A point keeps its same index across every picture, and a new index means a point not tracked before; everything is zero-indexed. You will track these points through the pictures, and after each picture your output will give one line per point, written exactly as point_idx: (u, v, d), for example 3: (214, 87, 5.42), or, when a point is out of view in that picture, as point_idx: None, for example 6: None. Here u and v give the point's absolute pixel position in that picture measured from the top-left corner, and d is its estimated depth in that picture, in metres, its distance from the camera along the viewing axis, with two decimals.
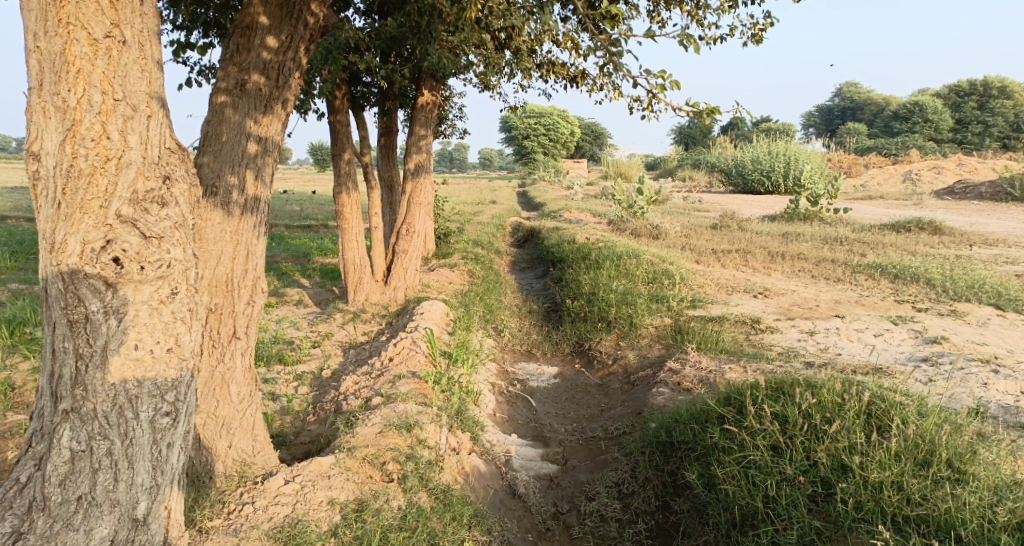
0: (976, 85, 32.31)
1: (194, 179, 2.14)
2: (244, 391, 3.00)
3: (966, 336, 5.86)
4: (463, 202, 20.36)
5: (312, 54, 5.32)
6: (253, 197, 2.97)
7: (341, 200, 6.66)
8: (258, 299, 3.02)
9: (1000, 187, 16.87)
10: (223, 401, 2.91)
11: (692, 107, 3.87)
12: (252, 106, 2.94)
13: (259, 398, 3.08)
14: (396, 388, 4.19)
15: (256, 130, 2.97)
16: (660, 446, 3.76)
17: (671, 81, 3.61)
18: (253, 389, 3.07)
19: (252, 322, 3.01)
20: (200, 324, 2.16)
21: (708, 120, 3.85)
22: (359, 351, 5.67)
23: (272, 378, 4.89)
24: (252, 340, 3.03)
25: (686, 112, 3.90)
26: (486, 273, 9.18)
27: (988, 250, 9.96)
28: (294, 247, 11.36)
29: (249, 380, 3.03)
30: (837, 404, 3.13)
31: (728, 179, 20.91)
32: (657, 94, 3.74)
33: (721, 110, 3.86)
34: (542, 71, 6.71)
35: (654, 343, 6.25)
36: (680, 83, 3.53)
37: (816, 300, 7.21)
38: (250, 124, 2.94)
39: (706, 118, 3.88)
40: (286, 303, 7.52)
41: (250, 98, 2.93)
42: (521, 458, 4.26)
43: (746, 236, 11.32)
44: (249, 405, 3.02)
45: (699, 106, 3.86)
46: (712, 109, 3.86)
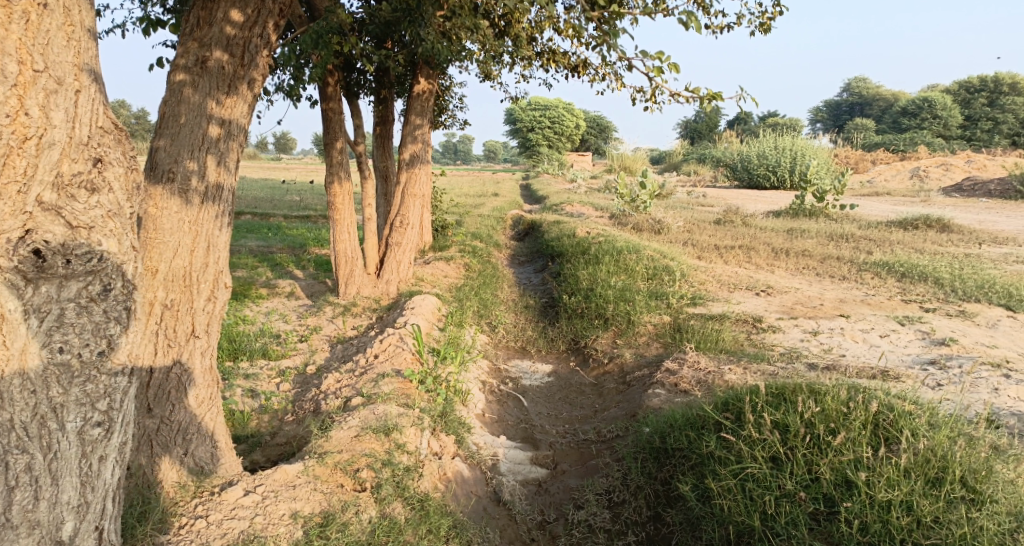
0: (986, 81, 31.88)
1: (134, 162, 1.95)
2: (203, 394, 2.83)
3: (976, 338, 5.66)
4: (465, 193, 20.18)
5: (300, 38, 5.09)
6: (214, 184, 2.78)
7: (332, 190, 6.45)
8: (219, 295, 2.84)
9: (1009, 184, 16.60)
10: (179, 405, 2.73)
11: (693, 92, 3.74)
12: (212, 86, 2.75)
13: (219, 400, 2.92)
14: (379, 388, 4.01)
15: (219, 112, 2.77)
16: (653, 452, 3.58)
17: (670, 63, 3.51)
18: (213, 391, 2.92)
19: (214, 321, 2.84)
20: (139, 325, 1.99)
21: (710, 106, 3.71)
22: (346, 346, 5.48)
23: (254, 374, 4.72)
24: (212, 339, 2.87)
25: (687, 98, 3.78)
26: (483, 267, 8.99)
27: (998, 248, 9.73)
28: (290, 237, 11.17)
29: (209, 381, 2.86)
30: (842, 414, 2.92)
31: (733, 174, 20.67)
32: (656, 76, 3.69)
33: (723, 95, 3.71)
34: (541, 60, 6.51)
35: (652, 342, 6.06)
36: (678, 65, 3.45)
37: (820, 299, 7.00)
38: (212, 105, 2.75)
39: (708, 104, 3.75)
40: (277, 295, 7.35)
41: (211, 77, 2.74)
42: (509, 462, 4.08)
43: (750, 231, 11.11)
44: (207, 409, 2.85)
45: (701, 91, 3.73)
46: (714, 96, 3.73)
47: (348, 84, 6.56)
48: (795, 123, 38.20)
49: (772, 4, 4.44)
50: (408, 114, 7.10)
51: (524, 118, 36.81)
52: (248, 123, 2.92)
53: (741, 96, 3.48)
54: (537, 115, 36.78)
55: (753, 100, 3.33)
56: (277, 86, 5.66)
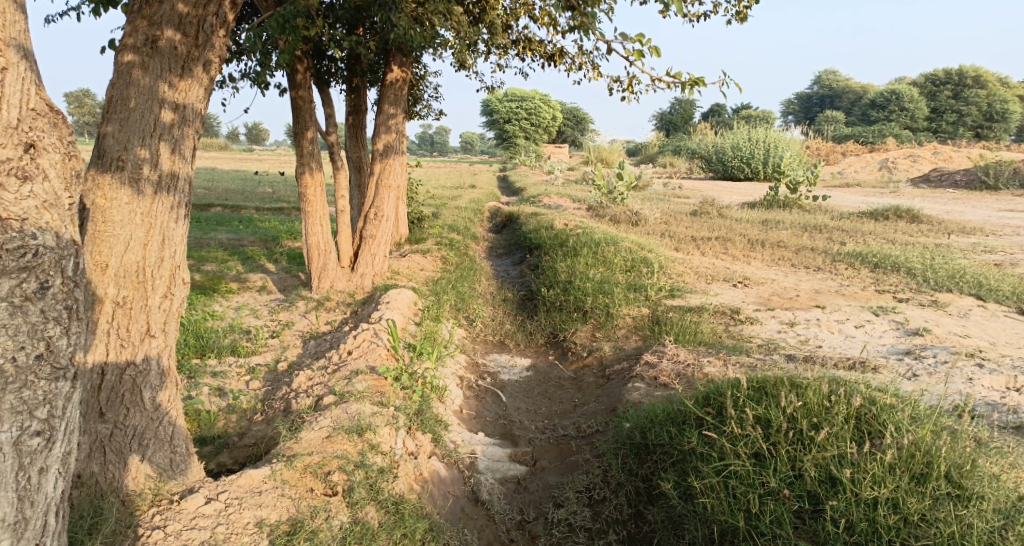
0: (952, 74, 32.41)
1: (70, 148, 1.88)
2: (161, 396, 2.68)
3: (948, 328, 5.68)
4: (442, 185, 20.01)
5: (266, 22, 4.91)
6: (169, 173, 2.63)
7: (304, 181, 6.28)
8: (177, 292, 2.71)
9: (975, 175, 16.87)
10: (134, 408, 2.60)
11: (674, 79, 3.63)
12: (164, 67, 2.58)
13: (179, 403, 2.78)
14: (352, 386, 3.89)
15: (172, 96, 2.62)
16: (634, 448, 3.51)
17: (651, 46, 3.38)
18: (173, 392, 2.77)
19: (171, 318, 2.71)
20: (81, 328, 1.87)
21: (691, 92, 3.59)
22: (319, 342, 5.34)
23: (222, 372, 4.58)
24: (169, 338, 2.73)
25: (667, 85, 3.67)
26: (460, 260, 8.87)
27: (966, 238, 9.85)
28: (262, 230, 10.94)
29: (167, 383, 2.72)
30: (824, 409, 2.87)
31: (708, 166, 20.75)
32: (636, 61, 3.58)
33: (706, 81, 3.60)
34: (517, 49, 6.39)
35: (631, 335, 6.01)
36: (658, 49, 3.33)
37: (796, 290, 7.00)
38: (164, 88, 2.59)
39: (689, 90, 3.64)
40: (247, 289, 7.16)
41: (163, 58, 2.58)
42: (487, 459, 3.99)
43: (726, 223, 11.12)
44: (166, 412, 2.70)
45: (682, 77, 3.62)
46: (696, 81, 3.61)
47: (318, 72, 6.39)
48: (768, 114, 38.53)
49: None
50: (381, 103, 6.93)
51: (500, 109, 36.65)
52: (206, 108, 2.76)
53: (724, 82, 3.38)
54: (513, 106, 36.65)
55: (736, 85, 3.22)
56: (243, 73, 5.49)
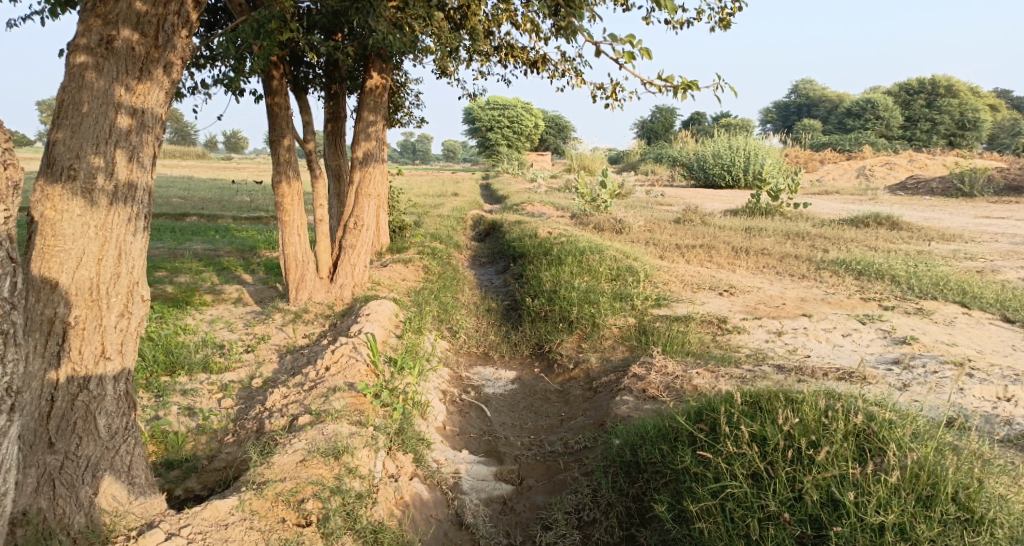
0: (925, 83, 32.86)
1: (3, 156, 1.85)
2: (117, 424, 2.51)
3: (936, 336, 5.62)
4: (424, 193, 19.82)
5: (240, 28, 4.76)
6: (126, 183, 2.47)
7: (280, 191, 6.10)
8: (135, 310, 2.55)
9: (950, 183, 17.03)
10: (87, 438, 2.43)
11: (665, 82, 3.46)
12: (121, 69, 2.42)
13: (138, 430, 2.60)
14: (329, 404, 3.72)
15: (129, 100, 2.45)
16: (624, 466, 3.38)
17: (641, 48, 3.22)
18: (131, 419, 2.59)
19: (129, 339, 2.54)
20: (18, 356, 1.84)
21: (684, 97, 3.42)
22: (296, 357, 5.15)
23: (193, 390, 4.39)
24: (127, 360, 2.55)
25: (658, 89, 3.51)
26: (442, 269, 8.70)
27: (947, 245, 9.87)
28: (239, 239, 10.69)
29: (125, 409, 2.54)
30: (822, 425, 2.74)
31: (689, 173, 20.78)
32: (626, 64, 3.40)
33: (700, 85, 3.44)
34: (499, 56, 6.27)
35: (618, 346, 5.89)
36: (649, 51, 3.15)
37: (782, 298, 6.92)
38: (121, 92, 2.42)
39: (682, 94, 3.48)
40: (223, 302, 6.95)
41: (119, 60, 2.41)
42: (472, 478, 3.83)
43: (709, 230, 11.06)
44: (122, 440, 2.53)
45: (674, 80, 3.45)
46: (689, 85, 3.46)
47: (295, 78, 6.22)
48: (747, 123, 38.85)
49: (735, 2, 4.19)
50: (360, 110, 6.77)
51: (482, 117, 36.61)
52: (166, 112, 2.60)
53: (719, 85, 3.21)
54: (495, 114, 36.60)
55: (734, 89, 3.04)
56: (216, 79, 5.31)
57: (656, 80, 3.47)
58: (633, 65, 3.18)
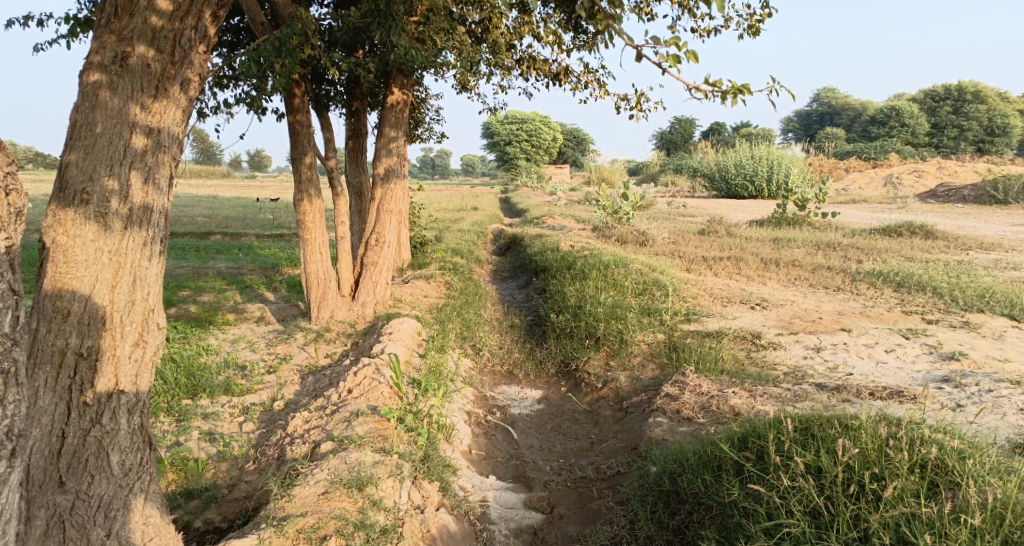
0: (950, 90, 32.22)
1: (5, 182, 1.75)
2: (131, 461, 2.39)
3: (986, 352, 5.34)
4: (444, 207, 19.77)
5: (260, 47, 4.69)
6: (141, 206, 2.35)
7: (301, 209, 6.02)
8: (151, 338, 2.43)
9: (983, 190, 16.56)
10: (99, 476, 2.30)
11: (712, 87, 3.22)
12: (136, 87, 2.31)
13: (152, 466, 2.48)
14: (352, 430, 3.58)
15: (145, 119, 2.34)
16: (663, 496, 3.21)
17: (688, 51, 2.96)
18: (146, 455, 2.46)
19: (144, 370, 2.42)
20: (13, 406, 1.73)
21: (735, 100, 3.19)
22: (319, 378, 5.03)
23: (214, 414, 4.30)
24: (142, 392, 2.43)
25: (704, 94, 3.26)
26: (465, 285, 8.57)
27: (986, 254, 9.53)
28: (262, 257, 10.65)
29: (140, 444, 2.42)
30: (884, 457, 2.55)
31: (711, 184, 20.51)
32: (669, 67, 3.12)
33: (750, 88, 3.21)
34: (521, 69, 6.16)
35: (648, 363, 5.68)
36: (696, 53, 2.91)
37: (818, 312, 6.67)
38: (135, 110, 2.31)
39: (732, 99, 3.20)
40: (245, 321, 6.87)
41: (133, 77, 2.30)
42: (500, 507, 3.67)
43: (736, 242, 10.82)
44: (136, 478, 2.41)
45: (723, 84, 3.20)
46: (740, 88, 3.19)
47: (317, 96, 6.15)
48: (767, 133, 38.01)
49: (761, 7, 4.63)
50: (381, 126, 6.67)
51: (501, 131, 36.65)
52: (183, 131, 2.49)
53: (775, 89, 2.97)
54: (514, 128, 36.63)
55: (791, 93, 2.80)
56: (238, 97, 5.25)
57: (703, 84, 3.22)
58: (679, 69, 2.93)
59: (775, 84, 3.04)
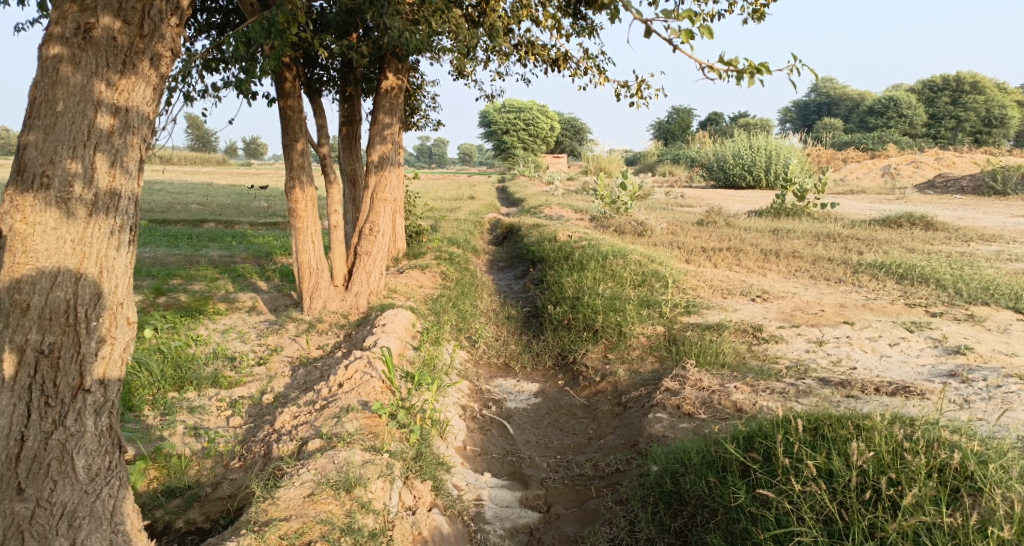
0: (949, 80, 32.04)
1: None
2: (97, 466, 2.27)
3: (991, 346, 5.22)
4: (440, 197, 19.57)
5: (249, 27, 4.53)
6: (108, 192, 2.20)
7: (293, 196, 5.86)
8: (118, 334, 2.29)
9: (981, 181, 16.42)
10: (62, 482, 2.18)
11: (728, 66, 3.08)
12: (100, 62, 2.14)
13: (119, 470, 2.36)
14: (341, 427, 3.45)
15: (111, 97, 2.17)
16: (665, 496, 3.09)
17: (703, 26, 2.80)
18: (114, 459, 2.35)
19: (112, 368, 2.28)
20: None
21: (752, 80, 3.03)
22: (309, 371, 4.89)
23: (200, 409, 4.17)
24: (110, 392, 2.30)
25: (719, 74, 3.12)
26: (461, 275, 8.43)
27: (987, 246, 9.41)
28: (256, 246, 10.48)
29: (107, 447, 2.30)
30: (899, 460, 2.46)
31: (709, 174, 20.38)
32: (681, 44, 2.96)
33: (769, 67, 3.06)
34: (519, 55, 5.99)
35: (647, 356, 5.55)
36: (710, 28, 2.76)
37: (820, 305, 6.54)
38: (101, 87, 2.15)
39: (748, 79, 3.05)
40: (236, 310, 6.72)
41: (98, 51, 2.14)
42: (495, 505, 3.54)
43: (735, 232, 10.69)
44: (102, 483, 2.29)
45: (738, 63, 3.05)
46: (758, 66, 3.03)
47: (309, 80, 5.98)
48: (765, 124, 37.91)
49: None
50: (376, 112, 6.49)
51: (499, 120, 36.46)
52: (153, 111, 2.33)
53: (794, 67, 2.82)
54: (511, 117, 36.36)
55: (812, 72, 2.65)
56: (226, 81, 5.08)
57: (718, 63, 3.07)
58: (692, 45, 2.78)
59: (794, 62, 2.89)
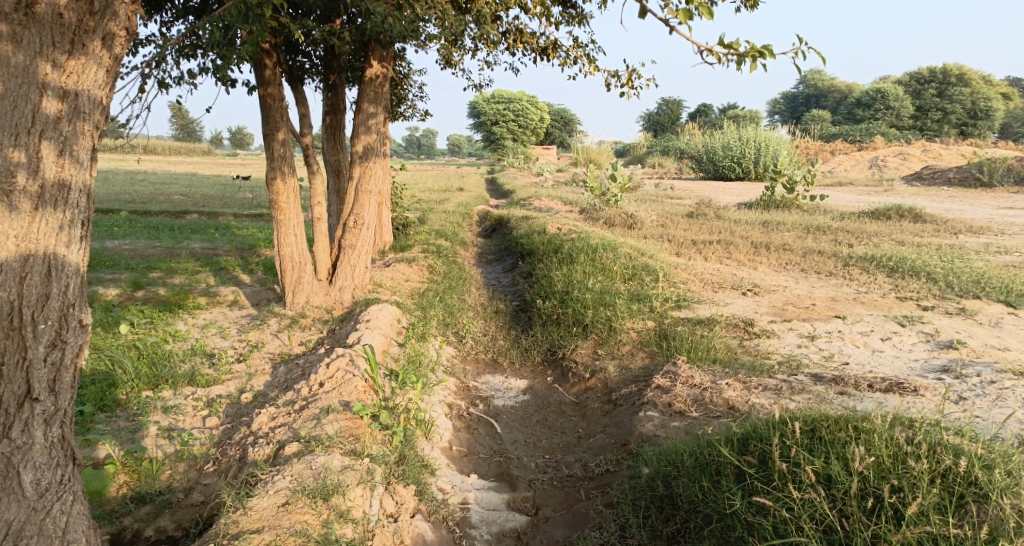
0: (935, 73, 32.11)
1: None
2: (48, 480, 2.15)
3: (985, 340, 5.15)
4: (429, 189, 19.35)
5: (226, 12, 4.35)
6: (55, 184, 2.07)
7: (275, 188, 5.69)
8: (71, 338, 2.15)
9: (968, 173, 16.44)
10: (7, 497, 2.07)
11: (728, 49, 2.95)
12: (45, 40, 2.00)
13: (73, 484, 2.24)
14: (321, 429, 3.32)
15: (58, 81, 2.03)
16: (656, 501, 2.98)
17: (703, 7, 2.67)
18: (68, 472, 2.23)
19: (64, 373, 2.14)
20: None
21: (754, 65, 2.91)
22: (290, 369, 4.74)
23: (175, 409, 4.02)
24: (63, 400, 2.17)
25: (720, 59, 2.99)
26: (448, 268, 8.29)
27: (976, 238, 9.37)
28: (240, 239, 10.28)
29: (59, 459, 2.18)
30: (901, 464, 2.39)
31: (698, 166, 20.30)
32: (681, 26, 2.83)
33: (772, 51, 2.92)
34: (506, 43, 5.84)
35: (637, 352, 5.44)
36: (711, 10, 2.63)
37: (811, 299, 6.45)
38: (46, 69, 2.01)
39: (751, 64, 2.92)
40: (217, 305, 6.54)
41: (42, 28, 1.99)
42: (481, 509, 3.42)
43: (725, 225, 10.61)
44: (53, 498, 2.17)
45: (740, 46, 2.92)
46: (762, 49, 2.90)
47: (290, 68, 5.81)
48: (754, 116, 37.90)
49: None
50: (360, 101, 6.27)
51: (488, 112, 36.25)
52: (107, 95, 2.18)
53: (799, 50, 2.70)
54: (500, 109, 36.16)
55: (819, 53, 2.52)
56: (203, 68, 4.91)
57: (718, 47, 2.95)
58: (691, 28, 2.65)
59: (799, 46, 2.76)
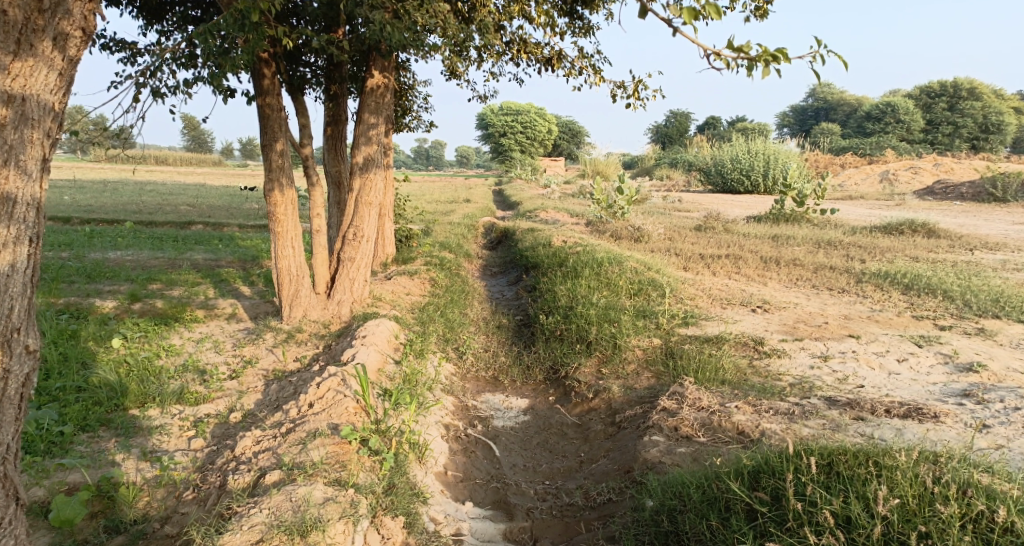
0: (946, 87, 31.82)
1: None
2: None
3: (1006, 362, 4.93)
4: (436, 200, 19.22)
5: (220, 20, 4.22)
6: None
7: (272, 199, 5.55)
8: (15, 367, 2.12)
9: (981, 188, 16.16)
10: None
11: (738, 53, 2.78)
12: None
13: (13, 523, 2.22)
14: (306, 455, 3.14)
15: (5, 85, 1.98)
16: (660, 537, 2.77)
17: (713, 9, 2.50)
18: (9, 509, 2.21)
19: (7, 404, 2.12)
20: None
21: (766, 69, 2.74)
22: (282, 386, 4.57)
23: (160, 430, 3.85)
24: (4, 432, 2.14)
25: (730, 63, 2.83)
26: (451, 281, 8.12)
27: (992, 255, 9.12)
28: (242, 249, 10.14)
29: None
30: (928, 507, 2.23)
31: (706, 178, 20.13)
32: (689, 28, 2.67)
33: (787, 54, 2.75)
34: (511, 54, 5.70)
35: (643, 372, 5.25)
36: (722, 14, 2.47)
37: (823, 316, 6.24)
38: None
39: (763, 68, 2.75)
40: (214, 318, 6.39)
41: None
42: (475, 541, 3.23)
43: (733, 239, 10.41)
44: None
45: (751, 50, 2.76)
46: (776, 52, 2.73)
47: (291, 77, 5.68)
48: (763, 128, 37.78)
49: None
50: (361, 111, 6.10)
51: (497, 123, 36.32)
52: (59, 99, 2.13)
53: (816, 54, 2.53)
54: (508, 119, 36.24)
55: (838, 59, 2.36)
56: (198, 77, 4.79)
57: (727, 50, 2.78)
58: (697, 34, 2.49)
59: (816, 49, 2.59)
